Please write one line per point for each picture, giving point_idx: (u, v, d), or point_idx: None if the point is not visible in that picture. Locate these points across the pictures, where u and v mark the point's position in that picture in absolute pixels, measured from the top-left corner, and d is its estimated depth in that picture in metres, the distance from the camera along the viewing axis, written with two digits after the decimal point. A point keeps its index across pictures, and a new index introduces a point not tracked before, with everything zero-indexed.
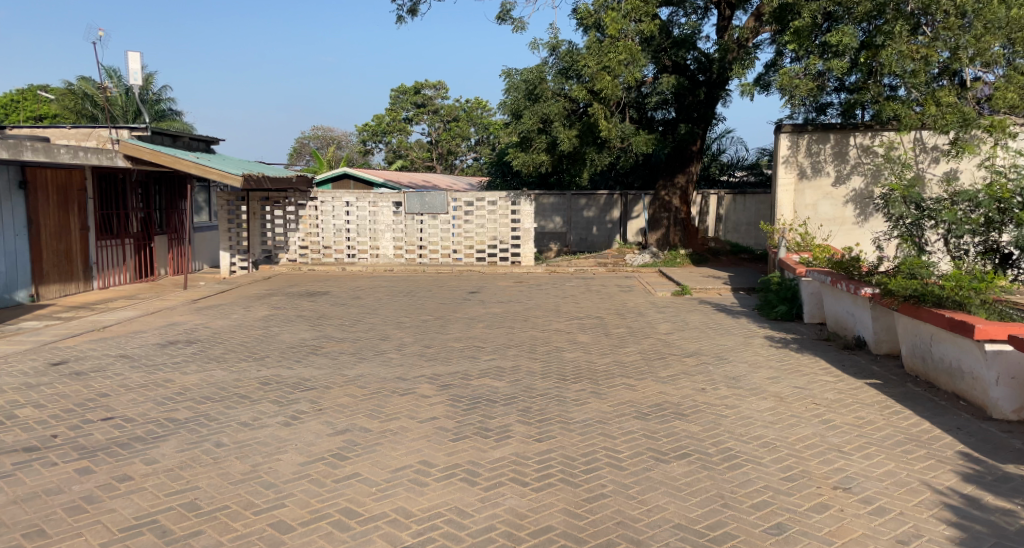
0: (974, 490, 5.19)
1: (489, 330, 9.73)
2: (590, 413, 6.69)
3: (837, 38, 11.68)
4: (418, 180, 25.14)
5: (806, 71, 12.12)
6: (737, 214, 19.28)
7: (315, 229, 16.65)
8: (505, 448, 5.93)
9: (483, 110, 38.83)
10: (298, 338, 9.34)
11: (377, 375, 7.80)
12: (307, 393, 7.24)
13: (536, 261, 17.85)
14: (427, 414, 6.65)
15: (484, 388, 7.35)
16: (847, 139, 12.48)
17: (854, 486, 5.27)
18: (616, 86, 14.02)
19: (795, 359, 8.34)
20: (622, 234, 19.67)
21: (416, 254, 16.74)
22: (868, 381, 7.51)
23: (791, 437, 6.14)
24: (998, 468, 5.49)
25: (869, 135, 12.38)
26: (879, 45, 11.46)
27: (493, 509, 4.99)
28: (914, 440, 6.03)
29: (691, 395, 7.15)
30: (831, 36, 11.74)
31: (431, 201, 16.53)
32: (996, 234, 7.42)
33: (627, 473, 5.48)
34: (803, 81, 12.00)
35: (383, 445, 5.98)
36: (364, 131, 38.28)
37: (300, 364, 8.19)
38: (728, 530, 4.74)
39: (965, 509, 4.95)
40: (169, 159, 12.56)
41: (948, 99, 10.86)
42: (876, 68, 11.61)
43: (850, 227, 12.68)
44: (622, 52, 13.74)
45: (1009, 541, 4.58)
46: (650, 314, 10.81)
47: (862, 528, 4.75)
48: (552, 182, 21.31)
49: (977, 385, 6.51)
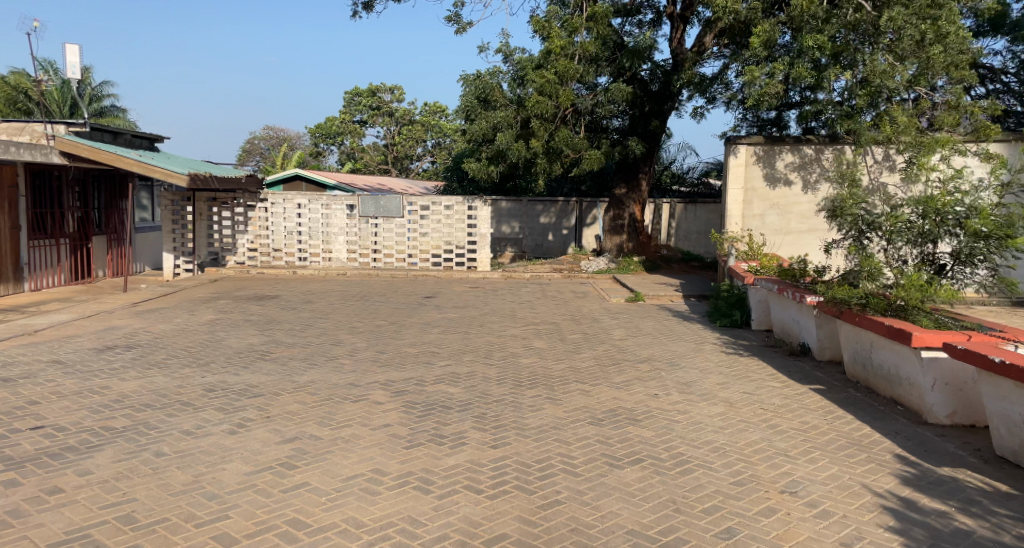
0: (910, 493, 5.36)
1: (444, 335, 9.65)
2: (545, 419, 6.70)
3: (810, 42, 11.48)
4: (374, 183, 25.02)
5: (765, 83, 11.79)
6: (688, 223, 19.67)
7: (265, 231, 16.29)
8: (459, 455, 5.87)
9: (440, 115, 38.50)
10: (245, 343, 9.06)
11: (328, 381, 7.62)
12: (254, 399, 7.04)
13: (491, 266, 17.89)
14: (380, 421, 6.55)
15: (439, 394, 7.27)
16: (806, 150, 12.69)
17: (799, 490, 5.39)
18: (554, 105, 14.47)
19: (743, 364, 8.50)
20: (577, 242, 19.82)
21: (371, 258, 16.48)
22: (812, 387, 7.72)
23: (740, 442, 6.26)
24: (933, 471, 5.69)
25: (830, 148, 12.63)
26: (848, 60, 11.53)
27: (447, 517, 4.93)
28: (855, 444, 6.20)
29: (644, 401, 7.22)
30: (804, 40, 11.56)
31: (386, 204, 16.14)
32: (932, 245, 7.67)
33: (582, 480, 5.48)
34: (767, 88, 11.69)
35: (334, 453, 5.85)
36: (317, 133, 37.64)
37: (246, 370, 7.94)
38: (679, 536, 4.78)
39: (902, 511, 5.10)
40: (109, 157, 11.98)
41: (904, 124, 10.66)
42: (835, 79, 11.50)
43: (796, 237, 12.92)
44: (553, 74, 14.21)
45: (946, 543, 4.73)
46: (604, 320, 10.86)
47: (808, 532, 4.85)
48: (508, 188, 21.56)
49: (913, 391, 6.75)
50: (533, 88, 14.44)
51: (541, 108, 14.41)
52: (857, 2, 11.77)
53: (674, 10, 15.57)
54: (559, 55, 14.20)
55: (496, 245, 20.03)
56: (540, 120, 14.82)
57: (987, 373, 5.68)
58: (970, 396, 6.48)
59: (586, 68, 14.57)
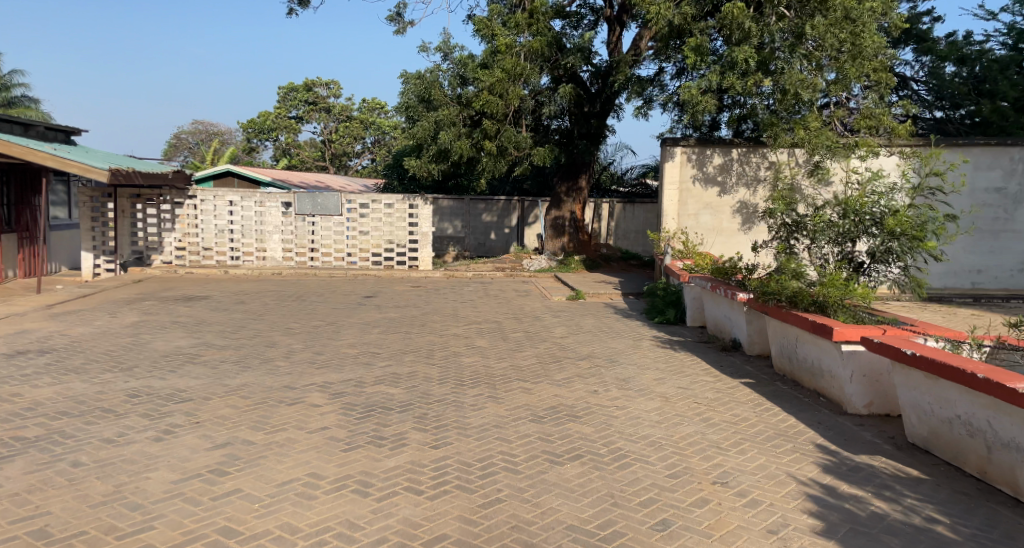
0: (830, 480, 5.61)
1: (384, 335, 9.51)
2: (487, 417, 6.69)
3: (740, 56, 11.85)
4: (311, 179, 24.47)
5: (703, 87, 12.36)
6: (626, 223, 20.02)
7: (194, 229, 15.62)
8: (399, 457, 5.80)
9: (380, 111, 37.87)
10: (173, 346, 8.70)
11: (263, 384, 7.40)
12: (183, 404, 6.76)
13: (438, 266, 17.54)
14: (318, 424, 6.40)
15: (379, 396, 7.16)
16: (731, 154, 13.15)
17: (729, 480, 5.57)
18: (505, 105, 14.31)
19: (678, 360, 8.72)
20: (519, 241, 19.84)
21: (308, 258, 16.02)
22: (742, 380, 7.99)
23: (675, 435, 6.42)
24: (850, 459, 5.97)
25: (757, 153, 13.16)
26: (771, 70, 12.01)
27: (386, 520, 4.87)
28: (781, 435, 6.46)
29: (585, 397, 7.32)
30: (733, 53, 11.91)
31: (324, 202, 15.81)
32: (851, 245, 8.03)
33: (522, 477, 5.51)
34: (703, 98, 12.28)
35: (269, 458, 5.68)
36: (249, 128, 36.38)
37: (174, 374, 7.63)
38: (617, 529, 4.87)
39: (823, 497, 5.34)
40: (19, 150, 11.25)
41: (814, 126, 11.70)
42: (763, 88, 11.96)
43: (731, 236, 13.34)
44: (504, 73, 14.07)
45: (862, 526, 4.96)
46: (546, 318, 10.93)
47: (737, 520, 5.02)
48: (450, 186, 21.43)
49: (834, 383, 7.09)
50: (483, 87, 14.23)
51: (492, 107, 14.24)
52: (780, 12, 12.30)
53: (612, 13, 15.77)
54: (505, 56, 14.14)
55: (437, 244, 19.85)
56: (491, 120, 14.70)
57: (900, 366, 6.00)
58: (886, 387, 6.85)
59: (535, 68, 14.49)
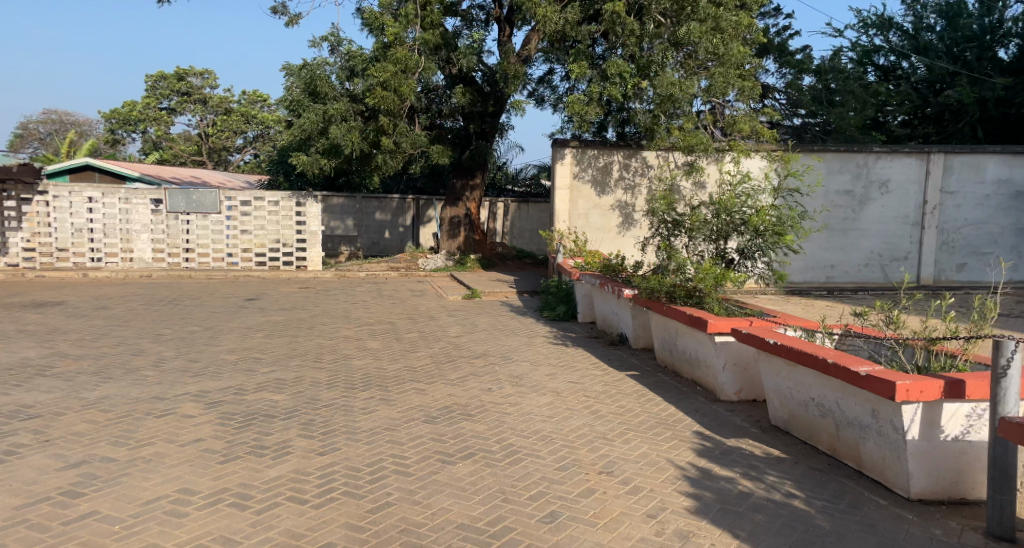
0: (706, 463, 5.57)
1: (268, 339, 9.09)
2: (377, 421, 6.41)
3: (614, 70, 12.19)
4: (188, 176, 23.37)
5: (590, 98, 12.49)
6: (522, 221, 20.04)
7: (47, 229, 14.69)
8: (283, 466, 5.47)
9: (261, 103, 36.57)
10: (24, 359, 8.01)
11: (125, 395, 6.90)
12: (29, 422, 6.20)
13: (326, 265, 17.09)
14: (190, 436, 5.98)
15: (261, 403, 6.78)
16: (611, 159, 13.19)
17: (614, 469, 5.46)
18: (400, 101, 14.04)
19: (570, 355, 8.64)
20: (414, 238, 19.56)
21: (181, 258, 15.33)
22: (629, 373, 7.96)
23: (565, 429, 6.29)
24: (724, 442, 5.95)
25: (630, 155, 13.17)
26: (649, 77, 12.27)
27: (266, 533, 4.58)
28: (662, 423, 6.41)
29: (477, 395, 7.12)
30: (608, 67, 12.27)
31: (200, 198, 15.14)
32: (725, 241, 7.97)
33: (414, 479, 5.27)
34: (587, 108, 12.34)
35: (132, 475, 5.26)
36: (111, 118, 33.89)
37: (22, 390, 7.01)
38: (507, 524, 4.70)
39: (699, 480, 5.28)
40: None
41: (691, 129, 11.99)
42: (640, 91, 12.31)
43: (613, 236, 13.33)
44: (394, 69, 13.73)
45: (731, 505, 4.93)
46: (441, 318, 10.68)
47: (620, 507, 4.91)
48: (342, 184, 20.92)
49: (707, 372, 7.12)
50: (375, 83, 13.83)
51: (387, 103, 13.88)
52: (657, 19, 12.81)
53: (501, 13, 15.68)
54: (393, 50, 13.85)
55: (328, 243, 19.26)
56: (386, 116, 14.36)
57: (764, 354, 6.02)
58: (755, 375, 6.93)
59: (426, 63, 14.26)
